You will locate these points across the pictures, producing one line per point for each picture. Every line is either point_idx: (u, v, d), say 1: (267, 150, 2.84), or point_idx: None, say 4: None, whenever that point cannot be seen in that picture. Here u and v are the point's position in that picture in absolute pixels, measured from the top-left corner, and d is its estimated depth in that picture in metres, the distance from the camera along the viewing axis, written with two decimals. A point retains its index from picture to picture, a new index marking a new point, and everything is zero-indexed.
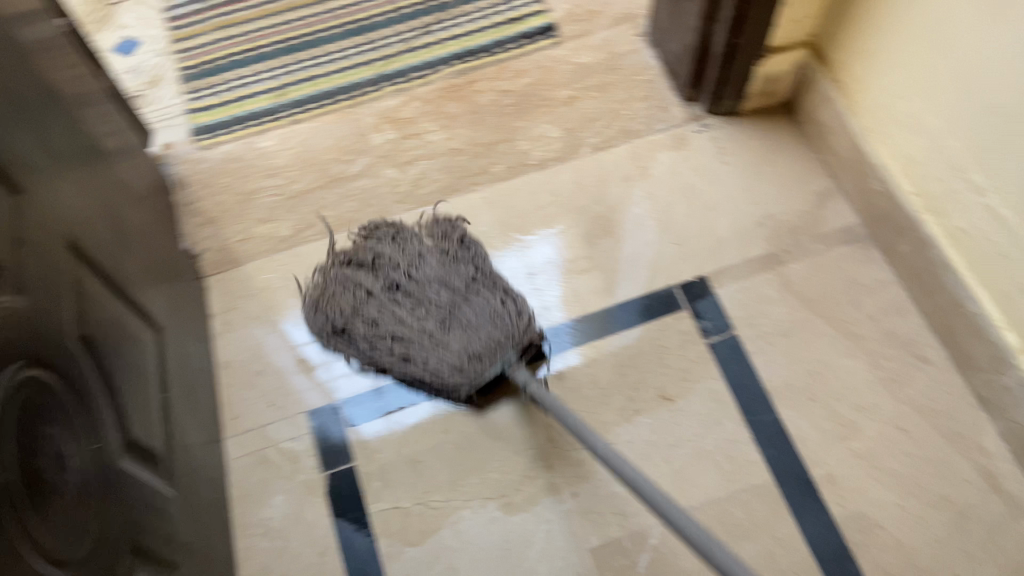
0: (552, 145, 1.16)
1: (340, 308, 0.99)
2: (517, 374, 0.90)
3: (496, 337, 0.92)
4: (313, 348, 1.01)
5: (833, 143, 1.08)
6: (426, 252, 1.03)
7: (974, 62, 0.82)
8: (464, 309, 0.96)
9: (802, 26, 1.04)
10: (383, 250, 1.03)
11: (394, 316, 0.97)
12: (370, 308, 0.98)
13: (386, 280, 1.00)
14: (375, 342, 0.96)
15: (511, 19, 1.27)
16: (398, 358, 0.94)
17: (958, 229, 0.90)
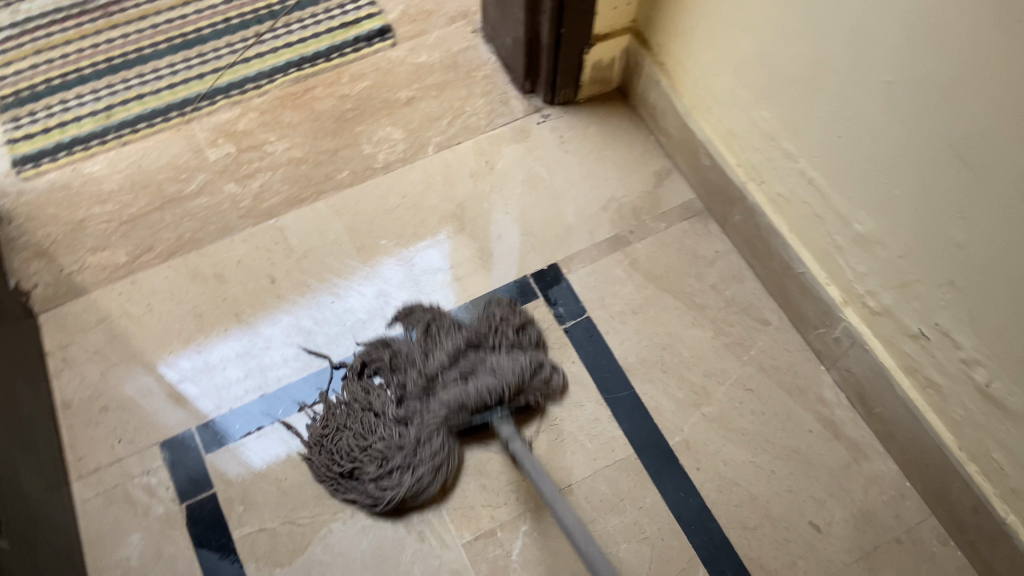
0: (396, 147, 1.17)
1: (361, 426, 0.93)
2: (501, 427, 0.90)
3: (499, 385, 0.91)
4: (190, 383, 0.98)
5: (664, 123, 1.12)
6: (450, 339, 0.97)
7: (767, 34, 0.85)
8: (483, 367, 0.94)
9: (622, 13, 1.08)
10: (401, 350, 0.97)
11: (402, 437, 0.91)
12: (379, 435, 0.92)
13: (397, 380, 0.95)
14: (384, 481, 0.90)
15: (344, 22, 1.28)
16: (399, 476, 0.90)
17: (777, 194, 0.95)
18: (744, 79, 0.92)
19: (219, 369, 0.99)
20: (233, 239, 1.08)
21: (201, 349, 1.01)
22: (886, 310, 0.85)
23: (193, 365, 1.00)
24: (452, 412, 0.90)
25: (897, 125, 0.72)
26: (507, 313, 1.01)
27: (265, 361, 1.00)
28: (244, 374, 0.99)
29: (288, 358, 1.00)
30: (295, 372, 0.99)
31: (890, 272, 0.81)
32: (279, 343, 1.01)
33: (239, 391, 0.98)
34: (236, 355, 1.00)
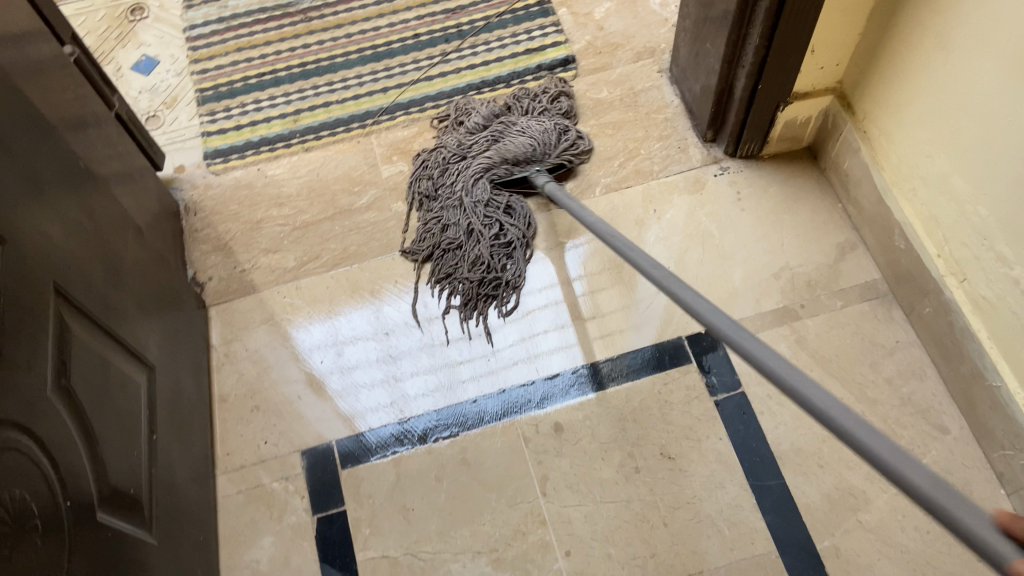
0: (564, 183, 1.15)
1: (433, 209, 1.12)
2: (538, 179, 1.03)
3: (539, 139, 1.12)
4: (318, 352, 1.04)
5: (856, 194, 1.04)
6: (474, 122, 1.17)
7: (999, 127, 0.76)
8: (511, 132, 1.15)
9: (828, 73, 1.00)
10: (440, 150, 1.16)
11: (466, 219, 1.09)
12: (453, 227, 1.09)
13: (440, 163, 1.15)
14: (476, 267, 1.07)
15: (529, 50, 1.28)
16: (491, 236, 1.07)
17: (983, 298, 0.85)
18: (961, 167, 0.83)
19: (349, 348, 1.04)
20: (395, 257, 1.10)
21: (335, 323, 1.06)
22: None
23: (323, 338, 1.05)
24: (501, 170, 1.10)
25: None
26: (524, 92, 1.21)
27: (392, 352, 1.03)
28: (370, 357, 1.03)
29: (414, 353, 1.03)
30: (419, 373, 1.02)
31: None
32: (408, 335, 1.04)
33: (364, 377, 1.02)
34: (366, 340, 1.05)
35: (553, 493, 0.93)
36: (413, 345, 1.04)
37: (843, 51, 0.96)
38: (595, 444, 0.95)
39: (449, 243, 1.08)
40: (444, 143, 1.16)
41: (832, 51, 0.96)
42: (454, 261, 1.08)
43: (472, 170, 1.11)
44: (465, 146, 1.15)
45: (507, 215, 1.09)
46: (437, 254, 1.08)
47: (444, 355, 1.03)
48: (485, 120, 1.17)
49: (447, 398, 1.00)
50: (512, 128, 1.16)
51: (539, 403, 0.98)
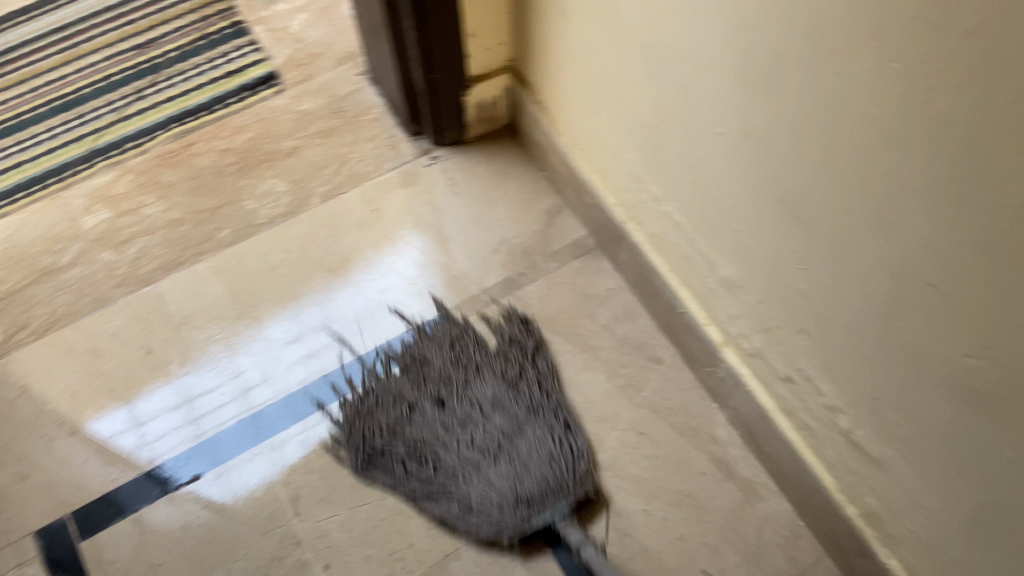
0: (280, 201, 1.14)
1: (387, 386, 0.98)
2: (570, 534, 0.87)
3: (545, 479, 0.89)
4: (123, 437, 0.97)
5: (550, 160, 1.10)
6: (483, 365, 0.99)
7: (617, 79, 0.83)
8: (520, 442, 0.93)
9: (497, 54, 1.06)
10: (429, 354, 1.00)
11: (430, 431, 0.94)
12: (408, 428, 0.95)
13: (418, 368, 0.99)
14: (412, 466, 0.92)
15: (228, 72, 1.26)
16: (422, 467, 0.92)
17: (654, 235, 0.92)
18: (607, 120, 0.90)
19: (158, 416, 0.99)
20: (109, 309, 1.06)
21: (172, 384, 1.00)
22: (758, 352, 0.82)
23: (125, 420, 0.98)
24: (503, 490, 0.89)
25: (735, 174, 0.70)
26: (536, 389, 0.97)
27: (206, 399, 0.99)
28: (217, 403, 0.99)
29: (254, 383, 1.01)
30: (262, 398, 0.99)
31: (755, 316, 0.79)
32: (251, 367, 1.02)
33: (184, 435, 0.97)
34: (172, 401, 0.99)
35: (305, 510, 0.92)
36: (214, 378, 1.01)
37: (502, 31, 1.03)
38: (343, 452, 0.95)
39: (404, 480, 0.92)
40: (441, 395, 0.97)
41: (491, 32, 1.02)
42: (366, 425, 0.96)
43: (474, 478, 0.90)
44: (472, 422, 0.94)
45: (467, 509, 0.89)
46: (376, 457, 0.93)
47: (258, 376, 1.01)
48: (490, 399, 0.96)
49: (279, 412, 0.98)
50: (520, 449, 0.92)
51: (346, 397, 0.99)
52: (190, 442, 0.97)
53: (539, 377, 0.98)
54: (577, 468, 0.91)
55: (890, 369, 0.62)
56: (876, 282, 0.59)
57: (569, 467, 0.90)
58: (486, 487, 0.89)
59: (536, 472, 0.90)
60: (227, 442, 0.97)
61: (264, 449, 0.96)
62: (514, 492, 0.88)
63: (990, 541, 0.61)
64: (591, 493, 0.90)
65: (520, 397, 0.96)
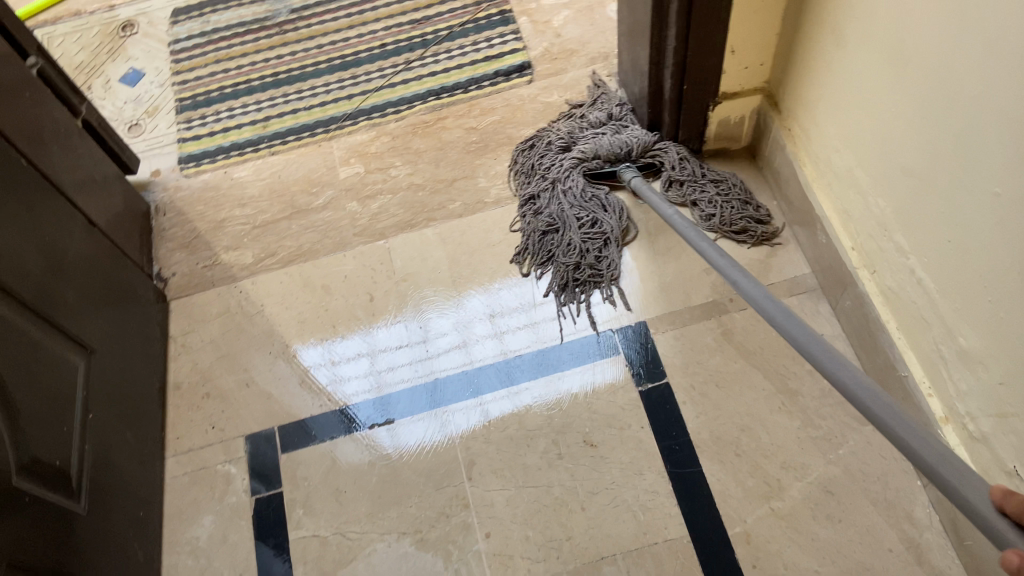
0: (511, 183, 1.19)
1: (532, 188, 1.15)
2: (626, 174, 1.08)
3: (639, 136, 1.13)
4: (321, 371, 1.07)
5: (787, 190, 1.06)
6: (583, 124, 1.19)
7: (884, 119, 0.78)
8: (602, 135, 1.15)
9: (754, 74, 1.04)
10: (546, 136, 1.19)
11: (567, 201, 1.11)
12: (551, 204, 1.13)
13: (543, 150, 1.18)
14: (569, 246, 1.09)
15: (488, 57, 1.33)
16: (584, 227, 1.10)
17: (889, 288, 0.86)
18: (862, 160, 0.85)
19: (353, 358, 1.07)
20: (344, 254, 1.16)
21: (369, 336, 1.09)
22: (987, 439, 0.75)
23: (323, 354, 1.08)
24: (587, 157, 1.12)
25: (1005, 240, 0.64)
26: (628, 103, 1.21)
27: (396, 351, 1.07)
28: (401, 361, 1.06)
29: (437, 349, 1.07)
30: (441, 366, 1.05)
31: (992, 399, 0.72)
32: (438, 335, 1.08)
33: (372, 380, 1.05)
34: (369, 346, 1.08)
35: (478, 478, 0.96)
36: (413, 336, 1.08)
37: (766, 53, 1.01)
38: (521, 431, 0.99)
39: (530, 193, 1.15)
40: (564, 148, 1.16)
41: (755, 52, 1.00)
42: (552, 245, 1.11)
43: (564, 161, 1.14)
44: (564, 129, 1.18)
45: (602, 212, 1.11)
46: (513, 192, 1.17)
47: (444, 341, 1.07)
48: (592, 129, 1.17)
49: (457, 382, 1.04)
50: (599, 134, 1.17)
51: (517, 382, 1.02)
52: (377, 389, 1.04)
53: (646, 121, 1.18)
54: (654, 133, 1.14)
55: None
56: None
57: (637, 135, 1.13)
58: (568, 159, 1.13)
59: (610, 137, 1.14)
60: (406, 398, 1.03)
61: (439, 413, 1.01)
62: (593, 152, 1.12)
63: None
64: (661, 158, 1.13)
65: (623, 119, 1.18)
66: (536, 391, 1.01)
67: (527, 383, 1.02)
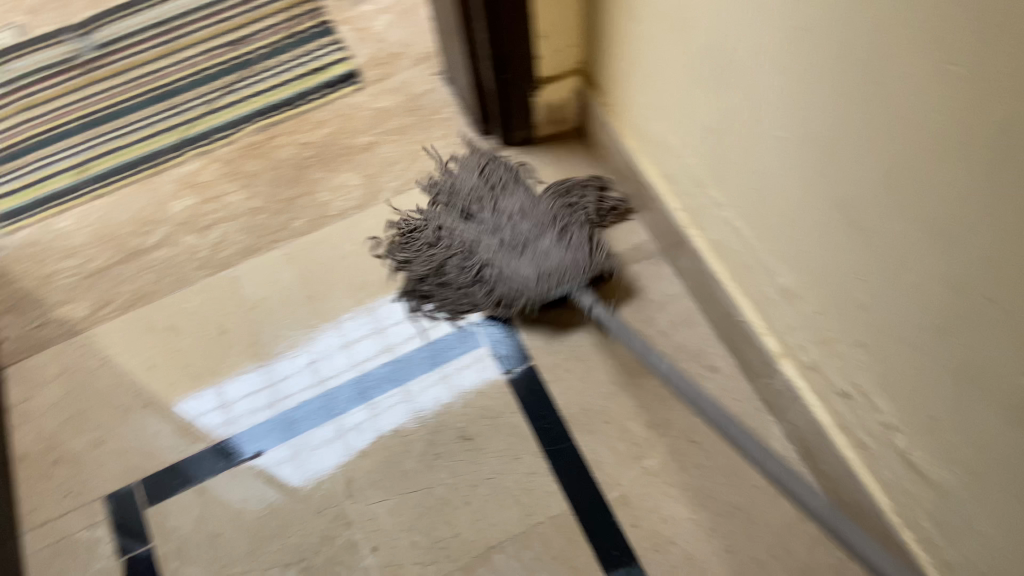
0: (352, 194, 1.17)
1: (430, 227, 1.09)
2: (582, 298, 0.99)
3: (566, 258, 1.00)
4: (207, 418, 1.02)
5: (617, 164, 1.10)
6: (510, 183, 1.11)
7: (682, 83, 0.83)
8: (542, 241, 1.03)
9: (569, 56, 1.07)
10: (461, 182, 1.12)
11: (462, 254, 1.05)
12: (446, 249, 1.06)
13: (452, 196, 1.11)
14: (456, 291, 1.04)
15: (313, 69, 1.31)
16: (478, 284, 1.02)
17: (716, 241, 0.91)
18: (673, 125, 0.89)
19: (239, 397, 1.03)
20: (189, 289, 1.12)
21: (261, 371, 1.04)
22: (816, 365, 0.80)
23: (208, 401, 1.03)
24: (529, 274, 1.00)
25: (795, 178, 0.69)
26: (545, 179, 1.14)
27: (286, 381, 1.03)
28: (297, 390, 1.03)
29: (328, 373, 1.04)
30: (335, 389, 1.02)
31: (813, 328, 0.78)
32: (327, 358, 1.05)
33: (264, 414, 1.01)
34: (255, 381, 1.04)
35: (357, 493, 0.95)
36: (280, 360, 1.05)
37: (575, 35, 1.04)
38: (397, 439, 0.98)
39: (424, 227, 1.09)
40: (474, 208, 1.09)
41: (565, 35, 1.03)
42: (442, 275, 1.05)
43: (503, 265, 1.01)
44: (478, 181, 1.11)
45: (503, 281, 1.01)
46: (425, 280, 1.06)
47: (332, 361, 1.04)
48: (518, 204, 1.08)
49: (351, 399, 1.01)
50: (523, 206, 1.08)
51: (409, 392, 1.01)
52: (269, 422, 1.01)
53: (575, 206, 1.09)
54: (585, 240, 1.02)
55: (946, 384, 0.60)
56: (932, 294, 0.57)
57: (584, 250, 1.01)
58: (499, 267, 1.02)
59: (531, 218, 1.06)
60: (302, 426, 1.00)
61: (338, 432, 0.99)
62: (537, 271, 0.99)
63: None
64: (607, 270, 1.02)
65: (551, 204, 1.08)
66: (426, 397, 1.00)
67: (418, 391, 1.01)
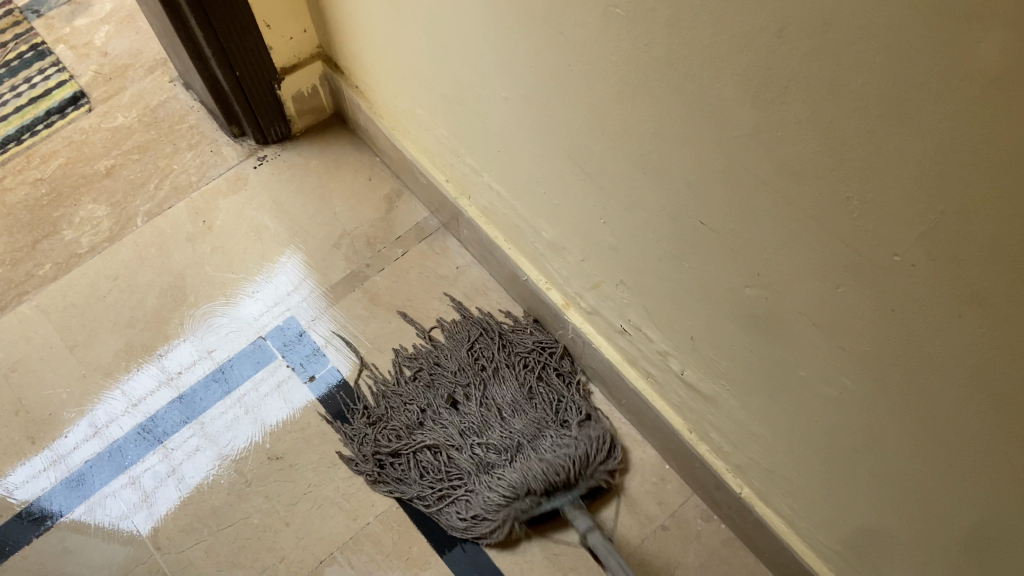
0: (102, 226, 1.07)
1: (395, 416, 0.93)
2: (578, 521, 0.83)
3: (564, 469, 0.84)
4: (31, 487, 0.91)
5: (380, 144, 1.07)
6: (500, 368, 0.94)
7: (408, 56, 0.81)
8: (538, 439, 0.87)
9: (303, 42, 1.03)
10: (443, 360, 0.96)
11: (434, 459, 0.89)
12: (413, 443, 0.91)
13: (429, 376, 0.95)
14: (422, 497, 0.88)
15: (31, 97, 1.18)
16: (448, 489, 0.87)
17: (484, 206, 0.91)
18: (415, 99, 0.88)
19: (66, 452, 0.93)
20: None
21: (85, 419, 0.95)
22: (595, 309, 0.82)
23: (30, 468, 0.92)
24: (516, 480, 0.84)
25: (527, 136, 0.69)
26: (540, 344, 0.95)
27: (116, 421, 0.95)
28: (130, 432, 0.94)
29: (162, 407, 0.96)
30: (171, 423, 0.95)
31: (583, 275, 0.79)
32: (159, 392, 0.96)
33: (97, 461, 0.93)
34: (78, 430, 0.94)
35: (167, 543, 0.88)
36: (56, 421, 0.95)
37: (302, 18, 1.00)
38: (202, 477, 0.91)
39: (386, 417, 0.94)
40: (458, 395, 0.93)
41: (291, 20, 0.99)
42: (405, 474, 0.90)
43: (484, 473, 0.86)
44: (461, 360, 0.95)
45: (479, 506, 0.85)
46: (386, 465, 0.91)
47: (164, 385, 0.97)
48: (508, 398, 0.91)
49: (191, 419, 0.95)
50: (513, 398, 0.91)
51: (249, 409, 0.95)
52: (103, 468, 0.92)
53: (571, 398, 0.92)
54: (590, 447, 0.86)
55: (694, 308, 0.63)
56: (660, 226, 0.59)
57: (586, 456, 0.86)
58: (474, 489, 0.86)
59: (518, 416, 0.89)
60: (142, 461, 0.93)
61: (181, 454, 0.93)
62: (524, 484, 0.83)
63: (812, 462, 0.63)
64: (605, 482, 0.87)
65: (540, 397, 0.91)
66: (265, 409, 0.95)
67: (259, 405, 0.96)
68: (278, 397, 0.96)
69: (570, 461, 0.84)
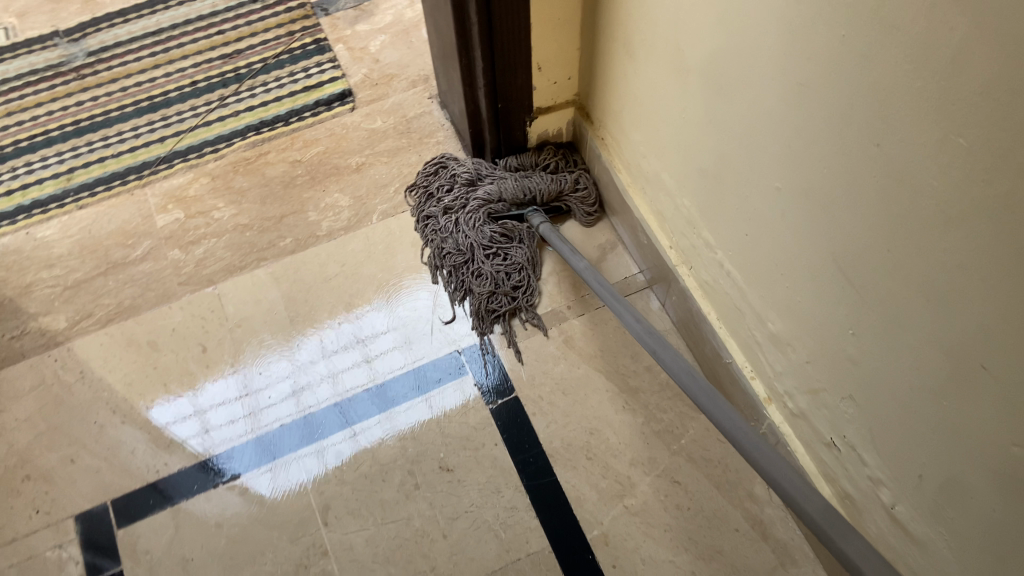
0: (341, 215, 1.16)
1: (435, 231, 1.11)
2: (534, 219, 1.07)
3: (543, 184, 1.10)
4: (177, 424, 1.01)
5: (609, 197, 1.10)
6: (488, 162, 1.15)
7: (677, 125, 0.83)
8: (527, 179, 1.11)
9: (563, 88, 1.08)
10: (449, 176, 1.15)
11: (481, 249, 1.08)
12: (460, 243, 1.09)
13: (442, 186, 1.14)
14: (481, 282, 1.06)
15: (306, 87, 1.30)
16: (491, 258, 1.07)
17: (706, 280, 0.91)
18: (666, 164, 0.90)
19: (215, 404, 1.02)
20: (171, 306, 1.10)
21: (245, 381, 1.03)
22: (803, 413, 0.80)
23: (182, 403, 1.02)
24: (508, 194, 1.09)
25: (790, 231, 0.69)
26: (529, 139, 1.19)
27: (263, 397, 1.02)
28: (277, 399, 1.02)
29: (310, 384, 1.03)
30: (315, 401, 1.01)
31: (803, 377, 0.77)
32: (310, 371, 1.04)
33: (237, 429, 1.00)
34: (232, 389, 1.03)
35: (334, 521, 0.93)
36: (250, 388, 1.03)
37: (570, 66, 1.05)
38: (376, 467, 0.96)
39: (429, 235, 1.12)
40: (466, 185, 1.13)
41: (560, 66, 1.04)
42: (463, 277, 1.08)
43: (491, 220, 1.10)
44: (466, 165, 1.15)
45: (509, 252, 1.08)
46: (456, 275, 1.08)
47: (314, 364, 1.04)
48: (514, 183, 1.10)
49: (333, 412, 1.00)
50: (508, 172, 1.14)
51: (388, 408, 1.00)
52: (245, 436, 0.99)
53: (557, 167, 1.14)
54: (562, 181, 1.11)
55: (937, 447, 0.60)
56: (929, 356, 0.57)
57: (560, 183, 1.11)
58: (500, 243, 1.08)
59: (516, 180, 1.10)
60: (280, 439, 0.99)
61: (311, 454, 0.97)
62: (500, 190, 1.09)
63: None
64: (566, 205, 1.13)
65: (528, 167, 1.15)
66: (407, 414, 1.00)
67: (398, 406, 1.00)
68: (423, 408, 1.00)
69: (543, 187, 1.10)
